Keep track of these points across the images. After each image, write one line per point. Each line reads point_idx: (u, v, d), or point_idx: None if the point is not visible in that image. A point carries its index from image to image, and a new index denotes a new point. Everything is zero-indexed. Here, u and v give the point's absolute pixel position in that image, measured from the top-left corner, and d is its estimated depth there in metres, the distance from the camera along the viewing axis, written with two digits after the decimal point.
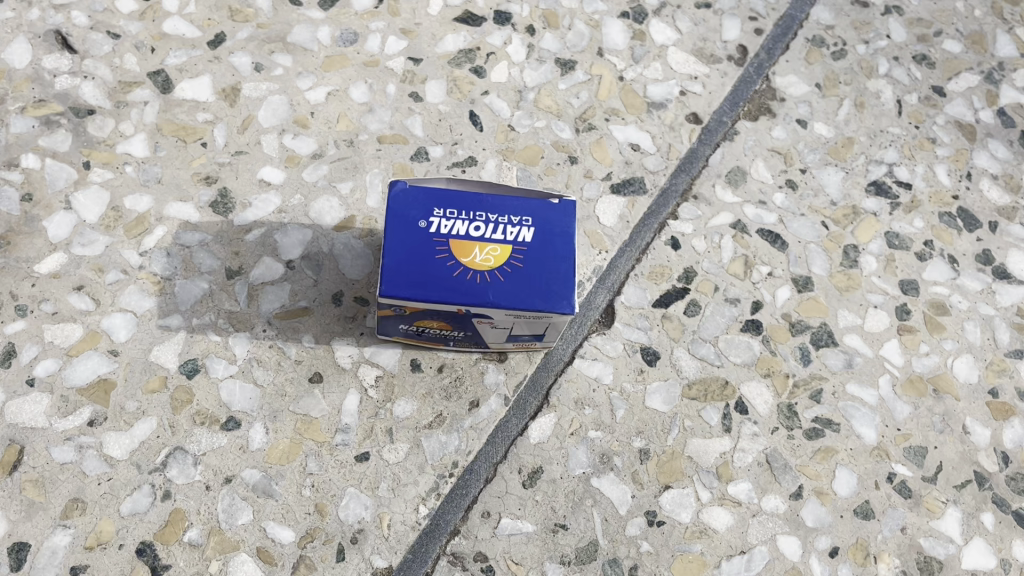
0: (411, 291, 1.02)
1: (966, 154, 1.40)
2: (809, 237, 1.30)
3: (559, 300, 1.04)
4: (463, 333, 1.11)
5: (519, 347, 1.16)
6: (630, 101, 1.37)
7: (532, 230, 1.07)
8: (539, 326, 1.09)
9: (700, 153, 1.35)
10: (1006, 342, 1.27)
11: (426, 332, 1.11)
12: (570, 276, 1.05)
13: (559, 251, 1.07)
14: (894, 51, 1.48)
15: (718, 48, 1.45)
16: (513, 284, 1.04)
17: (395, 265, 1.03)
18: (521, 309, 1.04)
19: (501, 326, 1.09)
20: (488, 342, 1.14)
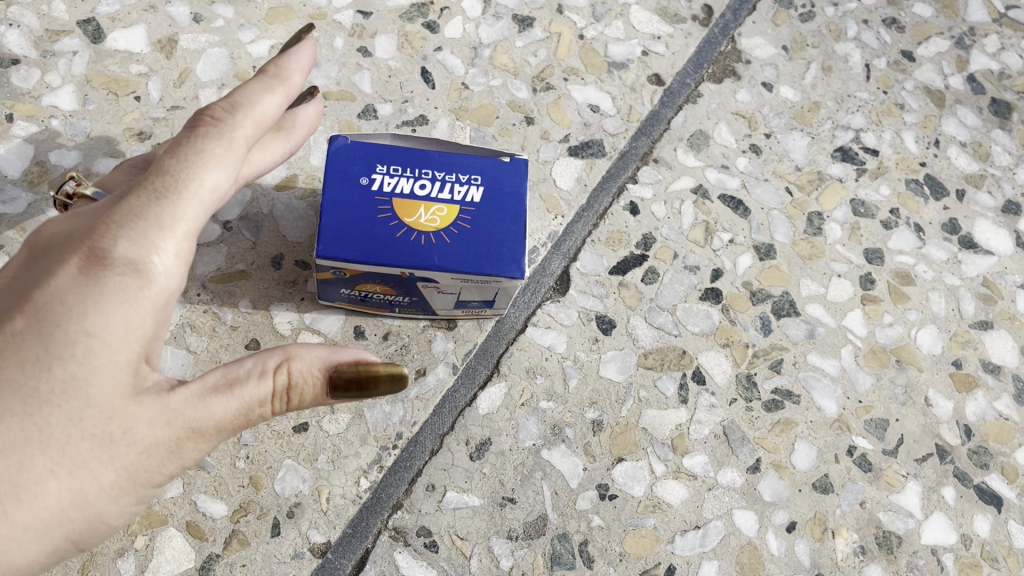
0: (350, 251, 0.96)
1: (935, 120, 1.36)
2: (772, 203, 1.26)
3: (508, 263, 0.99)
4: (409, 298, 1.06)
5: (469, 314, 1.10)
6: (590, 61, 1.32)
7: (480, 190, 1.02)
8: (487, 293, 1.03)
9: (662, 116, 1.30)
10: (971, 313, 1.23)
11: (369, 297, 1.06)
12: (519, 240, 1.00)
13: (508, 211, 1.01)
14: (863, 14, 1.43)
15: (683, 7, 1.39)
16: (460, 246, 0.98)
17: (335, 222, 0.97)
18: (468, 271, 0.98)
19: (447, 291, 1.03)
20: (434, 309, 1.09)
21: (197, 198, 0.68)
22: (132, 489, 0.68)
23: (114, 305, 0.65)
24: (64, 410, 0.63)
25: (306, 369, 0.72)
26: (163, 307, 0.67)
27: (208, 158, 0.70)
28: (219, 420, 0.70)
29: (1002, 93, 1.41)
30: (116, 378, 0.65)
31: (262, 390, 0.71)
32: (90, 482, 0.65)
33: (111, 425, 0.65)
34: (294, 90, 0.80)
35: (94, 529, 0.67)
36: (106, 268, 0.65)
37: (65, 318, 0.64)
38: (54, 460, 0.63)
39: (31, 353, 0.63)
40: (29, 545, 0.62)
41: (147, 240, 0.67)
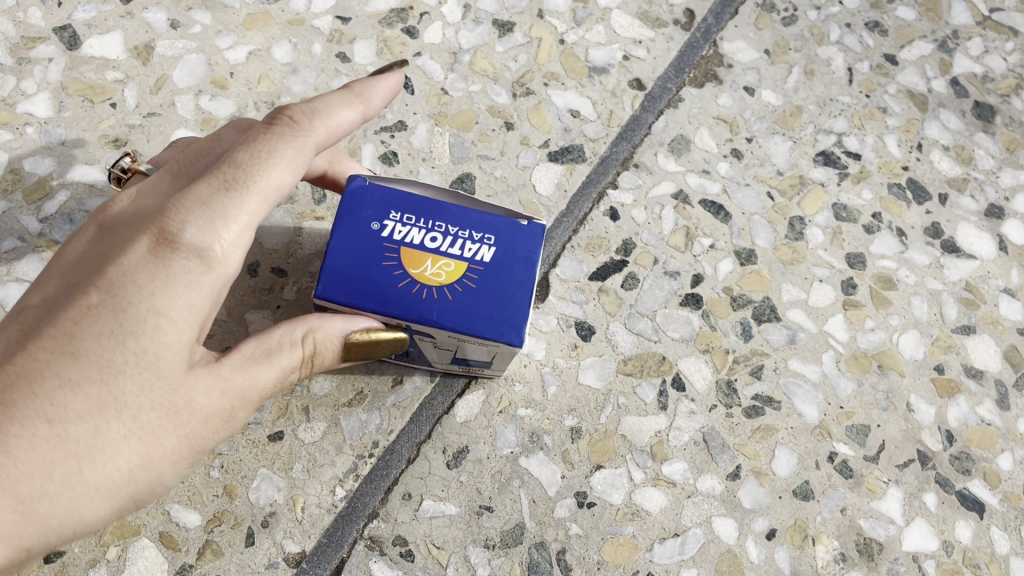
0: (347, 296, 0.89)
1: (918, 124, 1.35)
2: (753, 208, 1.25)
3: (510, 330, 0.91)
4: (404, 349, 1.00)
5: (464, 369, 1.06)
6: (571, 66, 1.31)
7: (493, 250, 0.94)
8: (484, 353, 0.96)
9: (643, 121, 1.29)
10: (954, 317, 1.22)
11: None
12: (524, 305, 0.92)
13: (518, 277, 0.93)
14: (846, 18, 1.43)
15: (665, 12, 1.39)
16: (462, 304, 0.91)
17: (336, 265, 0.90)
18: (464, 332, 0.91)
19: (444, 346, 0.97)
20: (431, 360, 1.04)
21: (264, 193, 0.83)
22: (189, 455, 0.79)
23: (182, 285, 0.77)
24: (134, 381, 0.74)
25: (331, 338, 0.86)
26: (222, 288, 0.80)
27: (279, 158, 0.84)
28: (262, 387, 0.82)
29: (985, 96, 1.40)
30: (179, 352, 0.76)
31: (294, 357, 0.84)
32: (156, 448, 0.75)
33: (174, 395, 0.76)
34: (371, 110, 0.93)
35: (153, 491, 0.78)
36: (178, 251, 0.78)
37: (139, 296, 0.76)
38: (125, 427, 0.73)
39: (107, 330, 0.74)
40: (101, 504, 0.74)
41: (216, 229, 0.80)
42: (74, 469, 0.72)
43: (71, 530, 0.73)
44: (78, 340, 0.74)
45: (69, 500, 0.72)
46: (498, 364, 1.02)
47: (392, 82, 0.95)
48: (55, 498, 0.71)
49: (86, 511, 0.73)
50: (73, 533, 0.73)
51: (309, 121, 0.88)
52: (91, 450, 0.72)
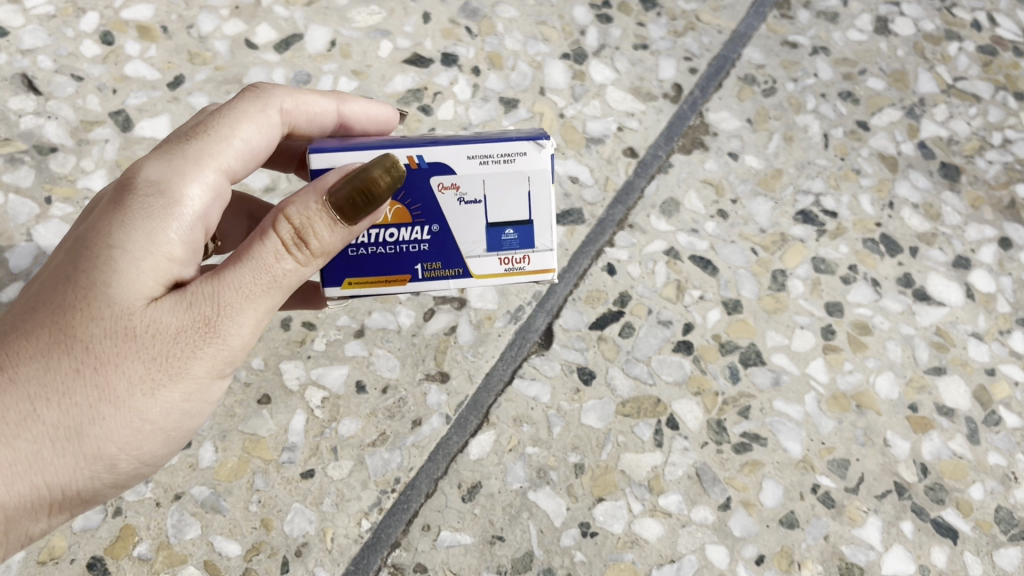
0: (358, 144, 0.98)
1: (888, 184, 1.48)
2: (738, 263, 1.37)
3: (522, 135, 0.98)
4: (427, 235, 1.00)
5: (506, 267, 1.02)
6: (570, 137, 1.45)
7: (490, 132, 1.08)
8: (519, 196, 0.99)
9: (636, 186, 1.42)
10: (926, 360, 1.32)
11: (391, 240, 1.00)
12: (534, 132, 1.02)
13: (516, 134, 1.05)
14: (821, 89, 1.56)
15: (655, 86, 1.52)
16: (470, 138, 1.00)
17: (347, 140, 1.01)
18: (489, 141, 0.97)
19: (471, 198, 0.98)
20: (465, 261, 1.02)
21: (230, 143, 0.96)
22: (166, 377, 0.84)
23: (137, 215, 0.86)
24: (86, 312, 0.83)
25: (303, 212, 0.85)
26: (190, 218, 0.89)
27: (242, 117, 0.98)
28: (241, 292, 0.86)
29: (951, 157, 1.52)
30: (134, 277, 0.84)
31: (272, 247, 0.86)
32: (120, 375, 0.83)
33: (132, 321, 0.83)
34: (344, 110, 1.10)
35: (141, 422, 0.85)
36: (134, 185, 0.88)
37: (94, 234, 0.86)
38: (81, 359, 0.83)
39: (65, 273, 0.85)
40: (69, 445, 0.83)
41: (175, 167, 0.90)
42: (34, 409, 0.82)
43: (41, 478, 0.83)
44: (45, 290, 0.85)
45: (33, 442, 0.82)
46: (535, 234, 1.01)
47: (378, 113, 1.13)
48: (19, 441, 0.81)
49: (52, 454, 0.83)
50: (47, 481, 0.83)
51: (278, 91, 1.03)
52: (49, 390, 0.82)
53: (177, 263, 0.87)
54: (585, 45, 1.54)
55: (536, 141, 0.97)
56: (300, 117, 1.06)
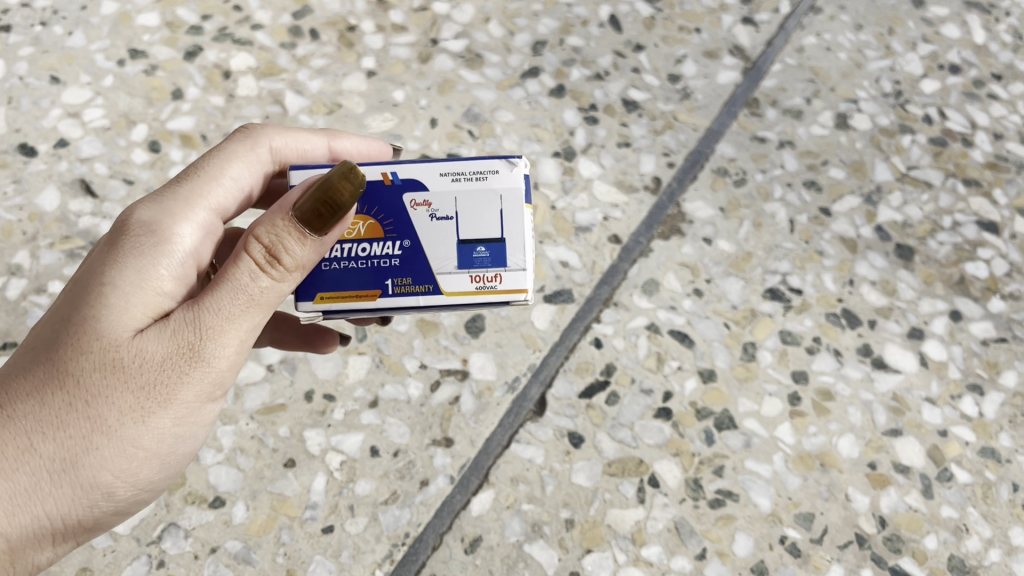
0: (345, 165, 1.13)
1: (849, 264, 1.64)
2: (712, 336, 1.53)
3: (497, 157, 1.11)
4: (399, 250, 1.11)
5: (477, 285, 1.11)
6: (561, 226, 1.63)
7: None
8: (491, 213, 1.10)
9: (620, 268, 1.59)
10: (884, 422, 1.47)
11: (365, 254, 1.11)
12: None
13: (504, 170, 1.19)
14: (787, 179, 1.74)
15: (636, 180, 1.70)
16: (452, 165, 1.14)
17: None
18: (464, 161, 1.11)
19: (442, 214, 1.10)
20: (435, 276, 1.11)
21: (220, 183, 1.17)
22: (154, 401, 0.97)
23: (131, 254, 1.03)
24: (80, 348, 0.96)
25: (270, 230, 0.95)
26: (184, 259, 1.07)
27: (232, 158, 1.19)
28: (220, 317, 0.98)
29: (905, 239, 1.69)
30: (124, 312, 0.99)
31: (246, 270, 0.97)
32: (111, 404, 0.96)
33: (121, 353, 0.97)
34: (334, 144, 1.28)
35: (132, 447, 0.98)
36: (129, 229, 1.05)
37: (91, 276, 1.01)
38: (74, 394, 0.95)
39: (61, 316, 0.99)
40: (66, 475, 0.96)
41: (165, 212, 1.08)
42: (31, 443, 0.94)
43: (42, 508, 0.96)
44: (45, 334, 0.99)
45: (32, 475, 0.95)
46: (506, 252, 1.10)
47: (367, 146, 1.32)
48: (17, 474, 0.94)
49: (50, 485, 0.96)
50: (49, 510, 0.96)
51: (266, 130, 1.23)
52: (44, 425, 0.95)
53: (167, 299, 1.03)
54: (573, 144, 1.73)
55: (509, 162, 1.10)
56: (291, 152, 1.25)
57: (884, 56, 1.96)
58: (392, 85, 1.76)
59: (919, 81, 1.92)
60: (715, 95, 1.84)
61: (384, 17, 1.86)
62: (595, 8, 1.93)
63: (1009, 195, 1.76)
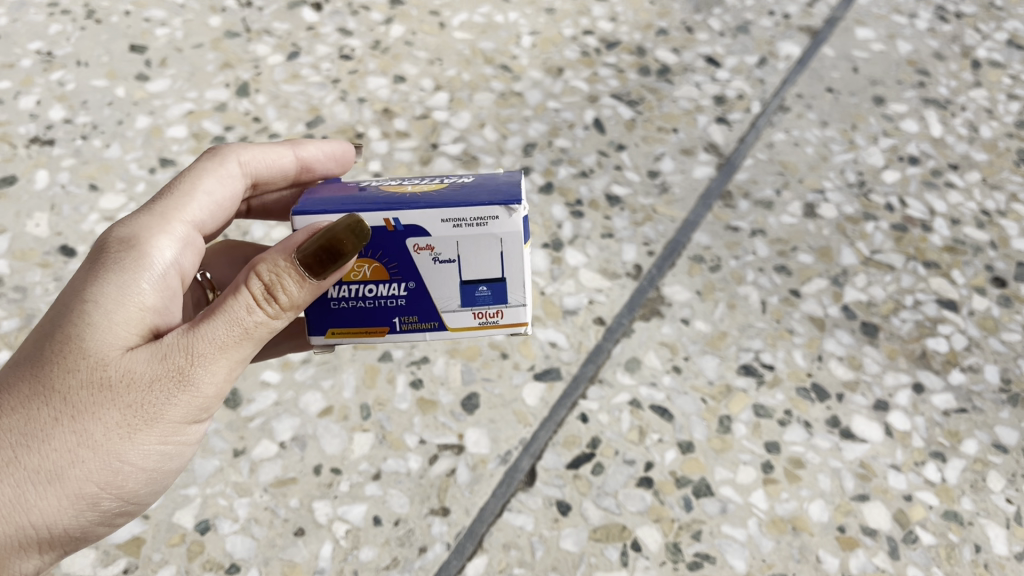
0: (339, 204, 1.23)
1: (818, 341, 1.77)
2: (690, 410, 1.65)
3: (497, 198, 1.23)
4: (405, 290, 1.29)
5: (479, 320, 1.31)
6: (549, 310, 1.78)
7: (472, 179, 1.35)
8: (492, 255, 1.25)
9: (604, 348, 1.73)
10: (852, 488, 1.57)
11: (373, 295, 1.29)
12: (508, 192, 1.26)
13: (496, 183, 1.31)
14: (759, 264, 1.89)
15: (619, 266, 1.86)
16: (447, 195, 1.26)
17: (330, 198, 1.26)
18: (463, 207, 1.22)
19: (444, 257, 1.26)
20: (441, 311, 1.31)
21: (194, 199, 1.36)
22: (138, 417, 1.14)
23: (116, 275, 1.19)
24: (68, 368, 1.12)
25: (271, 269, 1.14)
26: (164, 275, 1.23)
27: (204, 174, 1.40)
28: (206, 343, 1.15)
29: (870, 317, 1.82)
30: (111, 335, 1.14)
31: (242, 304, 1.15)
32: (97, 421, 1.12)
33: (109, 374, 1.13)
34: (297, 149, 1.50)
35: (114, 459, 1.15)
36: (113, 251, 1.21)
37: (75, 297, 1.16)
38: (60, 410, 1.11)
39: (49, 335, 1.14)
40: (52, 485, 1.12)
41: (145, 232, 1.25)
42: (17, 456, 1.10)
43: (31, 515, 1.12)
44: (33, 352, 1.14)
45: (17, 486, 1.10)
46: (506, 291, 1.29)
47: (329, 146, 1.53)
48: (6, 484, 1.10)
49: (36, 494, 1.12)
50: (37, 516, 1.13)
51: (233, 148, 1.45)
52: (31, 440, 1.11)
53: (148, 314, 1.19)
54: (561, 236, 1.89)
55: (508, 207, 1.22)
56: (258, 163, 1.48)
57: (848, 149, 2.13)
58: None
59: (881, 172, 2.08)
60: (691, 188, 2.01)
61: (389, 124, 2.05)
62: (580, 112, 2.12)
63: (967, 275, 1.90)
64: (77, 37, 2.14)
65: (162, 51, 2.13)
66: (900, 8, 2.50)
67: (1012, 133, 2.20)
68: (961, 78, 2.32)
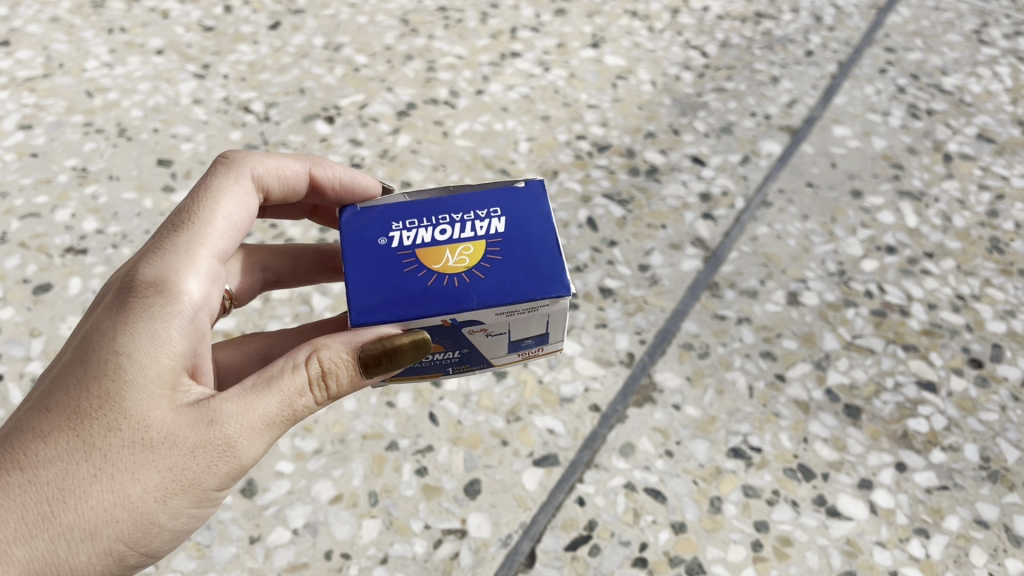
0: (399, 309, 1.36)
1: (803, 423, 1.86)
2: (683, 491, 1.74)
3: (545, 285, 1.40)
4: (459, 352, 1.50)
5: (521, 356, 1.57)
6: (547, 398, 1.88)
7: (499, 224, 1.47)
8: (537, 322, 1.46)
9: (600, 433, 1.83)
10: (839, 565, 1.65)
11: (430, 358, 1.49)
12: (550, 267, 1.42)
13: (529, 241, 1.45)
14: (745, 350, 1.99)
15: (612, 355, 1.97)
16: (492, 272, 1.42)
17: (382, 293, 1.38)
18: (518, 302, 1.39)
19: (495, 329, 1.45)
20: (489, 359, 1.55)
21: (213, 228, 1.46)
22: (176, 481, 1.25)
23: (152, 329, 1.29)
24: (110, 427, 1.23)
25: (331, 357, 1.32)
26: (193, 325, 1.34)
27: (222, 200, 1.49)
28: (249, 416, 1.28)
29: (853, 399, 1.91)
30: (151, 396, 1.25)
31: (295, 383, 1.31)
32: (135, 482, 1.23)
33: (151, 439, 1.24)
34: (313, 165, 1.66)
35: (145, 518, 1.25)
36: (145, 299, 1.31)
37: (111, 351, 1.26)
38: (101, 469, 1.22)
39: (88, 389, 1.24)
40: (85, 542, 1.22)
41: (173, 276, 1.36)
42: (54, 511, 1.20)
43: (61, 569, 1.22)
44: (71, 406, 1.23)
45: (51, 539, 1.20)
46: (545, 338, 1.53)
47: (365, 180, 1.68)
48: (42, 537, 1.19)
49: (69, 548, 1.21)
50: (67, 570, 1.22)
51: (247, 163, 1.56)
52: (69, 496, 1.20)
53: (178, 368, 1.29)
54: None
55: (556, 296, 1.39)
56: (273, 177, 1.61)
57: (828, 240, 2.25)
58: None
59: (860, 261, 2.21)
60: (680, 280, 2.13)
61: None
62: (574, 211, 2.27)
63: (944, 357, 2.00)
64: (110, 154, 2.32)
65: (187, 165, 2.31)
66: (875, 106, 2.66)
67: (984, 222, 2.33)
68: (933, 171, 2.47)
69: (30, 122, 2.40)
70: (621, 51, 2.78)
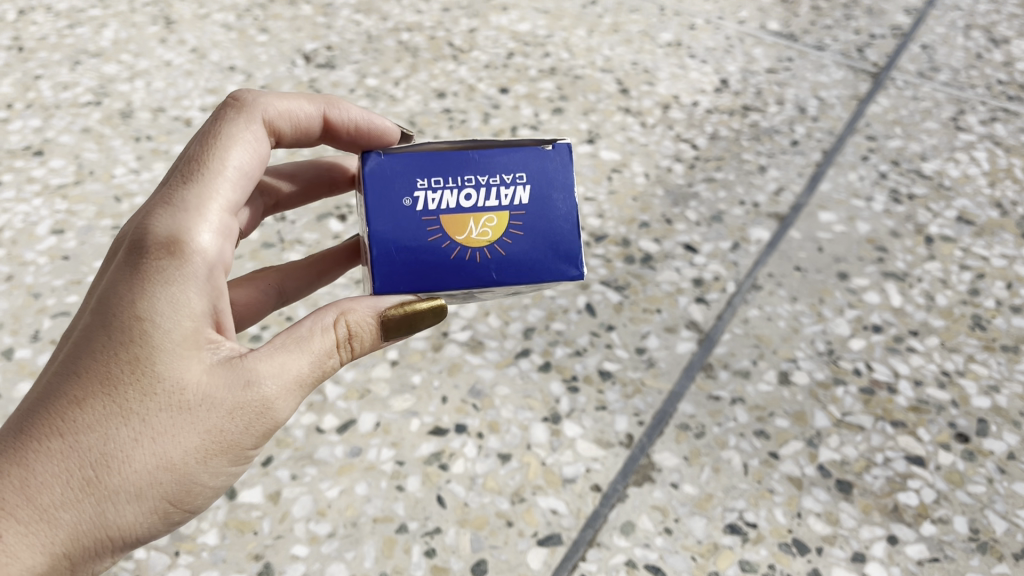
0: (429, 284, 1.66)
1: (797, 498, 1.94)
2: (681, 567, 1.81)
3: (558, 267, 1.71)
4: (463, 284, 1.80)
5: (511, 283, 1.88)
6: (550, 479, 1.97)
7: (522, 193, 1.70)
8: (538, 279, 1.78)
9: (601, 512, 1.90)
10: None
11: None
12: (564, 249, 1.71)
13: (547, 215, 1.71)
14: (740, 429, 2.08)
15: (612, 436, 2.06)
16: (511, 245, 1.70)
17: (413, 265, 1.65)
18: (535, 279, 1.71)
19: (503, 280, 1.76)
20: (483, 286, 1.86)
21: (224, 177, 1.58)
22: (216, 442, 1.42)
23: (175, 291, 1.40)
24: (147, 394, 1.36)
25: (356, 322, 1.51)
26: (211, 280, 1.46)
27: (230, 149, 1.61)
28: (282, 379, 1.45)
29: (844, 474, 1.99)
30: (181, 360, 1.38)
31: (324, 345, 1.50)
32: (177, 446, 1.38)
33: (185, 404, 1.38)
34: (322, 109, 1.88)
35: (184, 477, 1.41)
36: (167, 260, 1.42)
37: (137, 317, 1.37)
38: (142, 433, 1.36)
39: (120, 356, 1.36)
40: (133, 502, 1.38)
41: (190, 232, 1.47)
42: (101, 476, 1.35)
43: (112, 528, 1.39)
44: (105, 376, 1.36)
45: (101, 502, 1.36)
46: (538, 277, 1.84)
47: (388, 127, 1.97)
48: (93, 501, 1.35)
49: (117, 508, 1.37)
50: (117, 528, 1.39)
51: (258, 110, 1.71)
52: (114, 462, 1.35)
53: (201, 330, 1.42)
54: (559, 409, 2.11)
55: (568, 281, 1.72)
56: (283, 119, 1.79)
57: (816, 321, 2.36)
58: (410, 371, 2.18)
59: (848, 340, 2.31)
60: (675, 362, 2.24)
61: None
62: (574, 298, 2.38)
63: (932, 432, 2.08)
64: None
65: None
66: (858, 192, 2.80)
67: (966, 300, 2.44)
68: (916, 253, 2.59)
69: (62, 227, 2.56)
70: (615, 146, 2.94)
